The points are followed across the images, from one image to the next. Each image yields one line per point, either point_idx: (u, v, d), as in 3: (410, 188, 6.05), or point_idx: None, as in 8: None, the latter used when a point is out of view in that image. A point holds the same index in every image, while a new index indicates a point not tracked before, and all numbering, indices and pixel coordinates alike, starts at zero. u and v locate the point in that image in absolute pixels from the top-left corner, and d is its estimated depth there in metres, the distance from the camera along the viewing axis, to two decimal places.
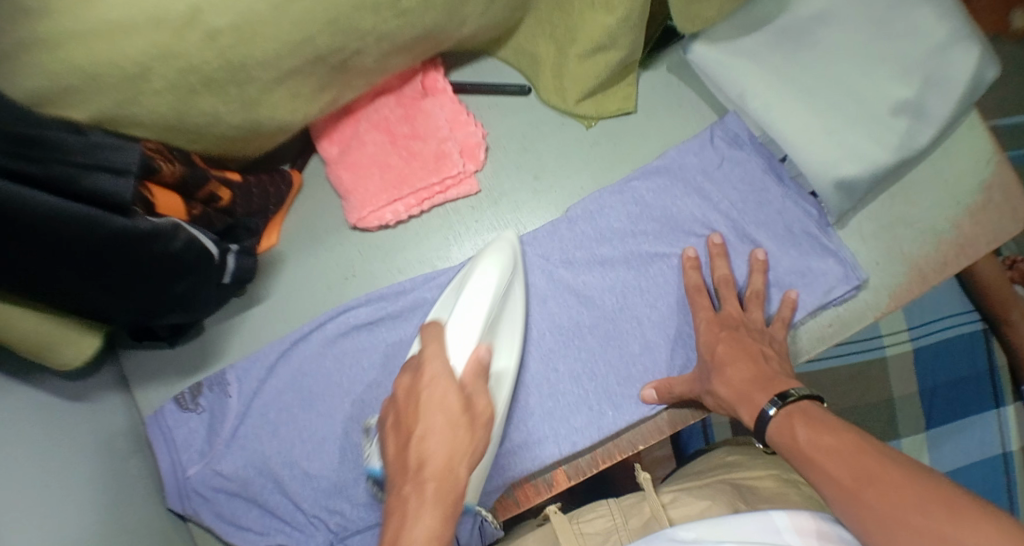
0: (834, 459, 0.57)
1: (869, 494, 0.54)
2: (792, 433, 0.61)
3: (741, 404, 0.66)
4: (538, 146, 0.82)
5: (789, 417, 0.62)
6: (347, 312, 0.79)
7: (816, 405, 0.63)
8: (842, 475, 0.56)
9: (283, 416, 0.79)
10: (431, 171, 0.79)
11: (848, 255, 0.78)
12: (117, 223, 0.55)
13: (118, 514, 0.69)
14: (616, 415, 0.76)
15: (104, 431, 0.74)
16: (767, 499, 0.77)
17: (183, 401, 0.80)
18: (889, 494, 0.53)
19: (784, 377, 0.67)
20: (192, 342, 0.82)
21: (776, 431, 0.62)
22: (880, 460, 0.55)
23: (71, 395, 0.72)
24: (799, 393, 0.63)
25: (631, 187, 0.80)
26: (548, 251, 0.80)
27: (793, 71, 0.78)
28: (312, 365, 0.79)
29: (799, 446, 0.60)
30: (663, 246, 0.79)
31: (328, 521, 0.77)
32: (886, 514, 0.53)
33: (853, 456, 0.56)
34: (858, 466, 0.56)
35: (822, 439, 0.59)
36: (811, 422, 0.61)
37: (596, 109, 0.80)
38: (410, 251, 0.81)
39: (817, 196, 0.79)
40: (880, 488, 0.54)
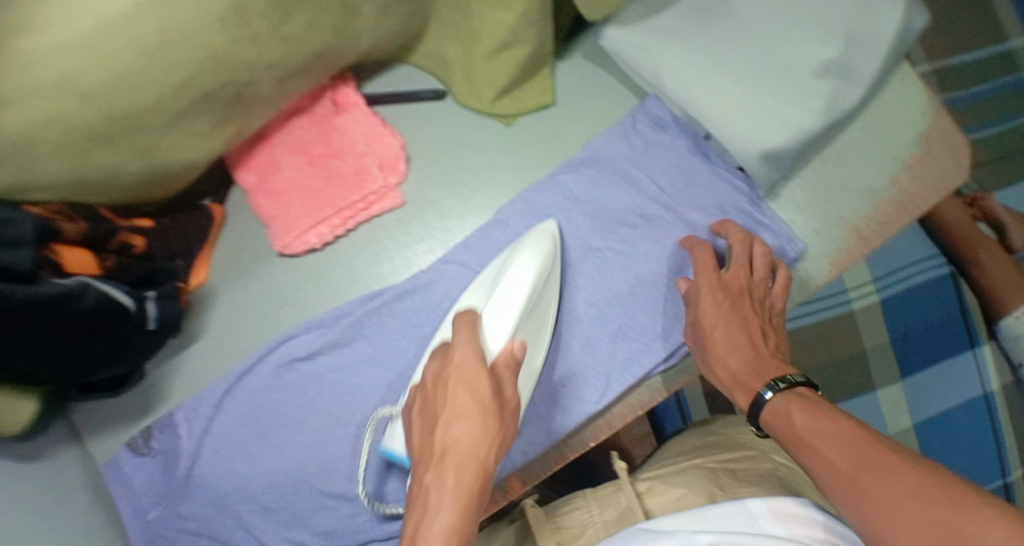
0: (829, 444, 0.58)
1: (863, 478, 0.54)
2: (789, 418, 0.62)
3: (736, 388, 0.68)
4: (460, 149, 0.79)
5: (787, 398, 0.64)
6: (289, 340, 0.78)
7: (811, 391, 0.65)
8: (839, 460, 0.56)
9: (235, 453, 0.78)
10: (352, 189, 0.77)
11: (782, 229, 0.77)
12: (24, 292, 0.54)
13: None
14: (564, 417, 0.74)
15: (60, 485, 0.73)
16: (745, 482, 0.75)
17: (135, 447, 0.79)
18: (884, 478, 0.53)
19: (779, 361, 0.69)
20: (136, 389, 0.80)
21: (772, 414, 0.64)
22: (878, 446, 0.56)
23: (26, 456, 0.70)
24: (795, 380, 0.65)
25: (559, 181, 0.78)
26: (484, 258, 0.77)
27: (708, 45, 0.76)
28: (260, 398, 0.78)
29: (796, 431, 0.61)
30: (597, 238, 0.77)
31: None
32: (882, 498, 0.53)
33: (849, 440, 0.57)
34: (856, 451, 0.56)
35: (817, 424, 0.60)
36: (809, 407, 0.62)
37: (514, 106, 0.78)
38: (341, 271, 0.79)
39: (745, 171, 0.77)
40: (875, 471, 0.54)
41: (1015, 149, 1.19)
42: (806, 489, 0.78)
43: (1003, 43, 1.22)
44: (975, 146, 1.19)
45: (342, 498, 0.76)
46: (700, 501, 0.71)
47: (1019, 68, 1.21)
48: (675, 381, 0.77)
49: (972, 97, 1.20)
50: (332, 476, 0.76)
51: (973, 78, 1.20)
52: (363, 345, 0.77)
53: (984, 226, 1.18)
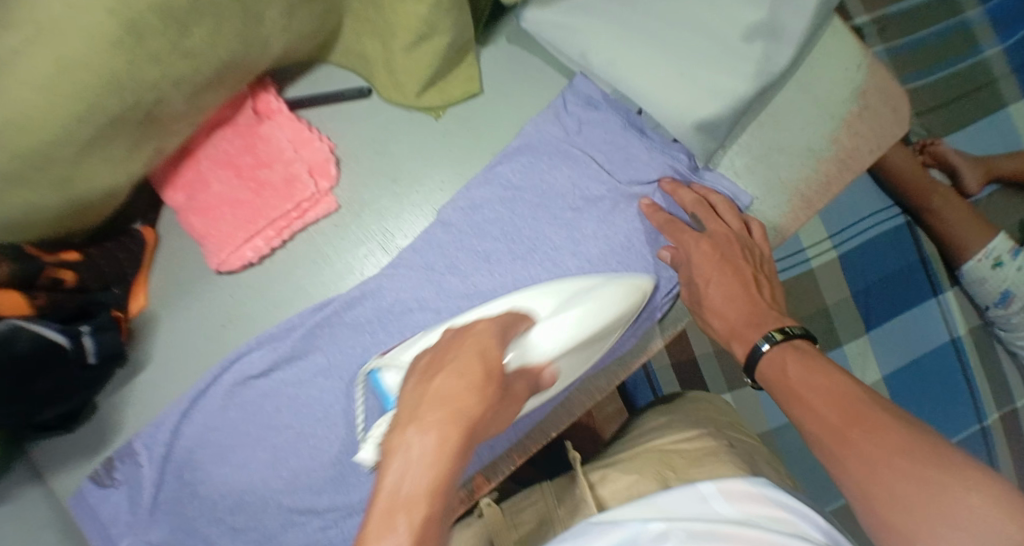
0: (822, 399, 0.60)
1: (855, 435, 0.57)
2: (783, 371, 0.64)
3: (735, 339, 0.71)
4: (390, 146, 0.78)
5: (783, 351, 0.66)
6: (241, 359, 0.76)
7: (810, 343, 0.66)
8: (828, 413, 0.59)
9: (196, 476, 0.76)
10: (284, 199, 0.75)
11: (726, 186, 0.77)
12: None
13: None
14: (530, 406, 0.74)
15: (26, 527, 0.70)
16: (696, 462, 0.76)
17: (98, 478, 0.76)
18: (874, 439, 0.56)
19: (778, 312, 0.70)
20: (88, 422, 0.77)
21: (768, 364, 0.66)
22: (871, 407, 0.58)
23: None
24: (797, 331, 0.67)
25: (496, 172, 0.76)
26: (431, 260, 0.75)
27: (630, 18, 0.74)
28: (217, 421, 0.76)
29: (789, 382, 0.63)
30: (545, 224, 0.76)
31: None
32: (874, 459, 0.55)
33: (839, 397, 0.59)
34: (847, 409, 0.58)
35: (810, 378, 0.62)
36: (804, 360, 0.64)
37: (440, 97, 0.76)
38: (282, 283, 0.77)
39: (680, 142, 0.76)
40: (864, 428, 0.56)
41: (959, 92, 1.19)
42: (762, 466, 0.79)
43: None
44: (918, 92, 1.19)
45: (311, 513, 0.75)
46: (653, 486, 0.72)
47: (957, 10, 1.21)
48: (629, 362, 0.77)
49: (912, 43, 1.20)
50: (298, 494, 0.75)
51: (911, 25, 1.20)
52: (315, 357, 0.75)
53: (935, 172, 1.18)
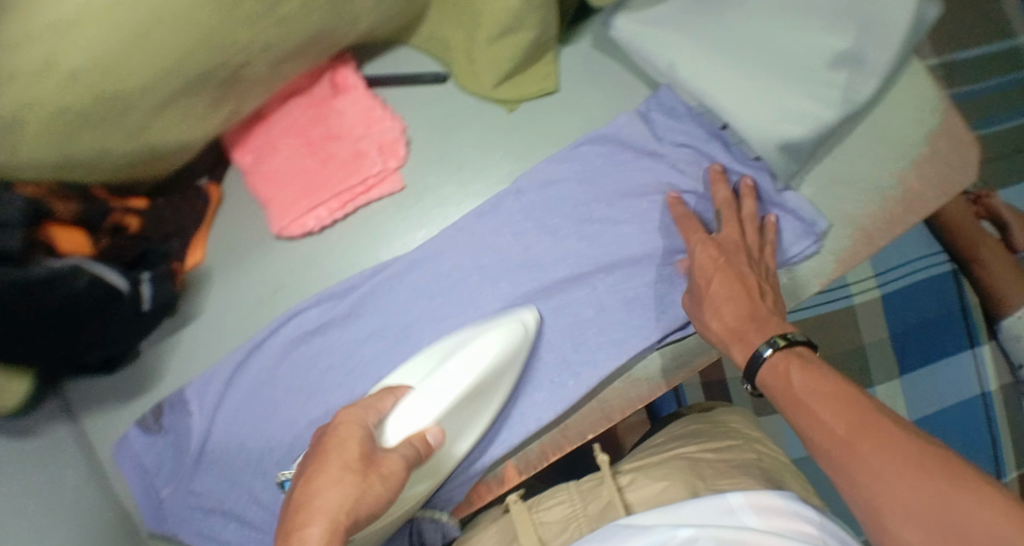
0: (833, 410, 0.55)
1: (867, 448, 0.51)
2: (787, 378, 0.59)
3: (734, 342, 0.66)
4: (457, 134, 0.77)
5: (783, 354, 0.61)
6: (299, 315, 0.76)
7: (810, 351, 0.62)
8: (836, 423, 0.54)
9: (247, 428, 0.76)
10: (351, 173, 0.75)
11: (806, 211, 0.75)
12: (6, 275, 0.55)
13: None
14: (576, 384, 0.72)
15: (57, 464, 0.72)
16: (725, 475, 0.75)
17: (146, 424, 0.77)
18: (884, 448, 0.51)
19: (778, 317, 0.65)
20: (130, 368, 0.78)
21: (771, 371, 0.61)
22: (883, 418, 0.53)
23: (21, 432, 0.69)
24: (796, 338, 0.62)
25: (580, 152, 0.75)
26: (500, 224, 0.74)
27: (715, 35, 0.75)
28: (270, 374, 0.76)
29: (793, 390, 0.58)
30: (616, 212, 0.74)
31: None
32: (884, 472, 0.50)
33: (849, 407, 0.54)
34: (861, 420, 0.53)
35: (818, 385, 0.57)
36: (811, 366, 0.59)
37: (515, 91, 0.75)
38: (337, 256, 0.77)
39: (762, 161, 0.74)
40: (874, 438, 0.51)
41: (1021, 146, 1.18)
42: (787, 480, 0.78)
43: (1012, 37, 1.20)
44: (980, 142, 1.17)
45: None
46: (681, 495, 0.71)
47: None
48: (674, 374, 0.74)
49: (978, 91, 1.19)
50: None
51: (976, 74, 1.19)
52: (376, 315, 0.75)
53: (986, 224, 1.17)
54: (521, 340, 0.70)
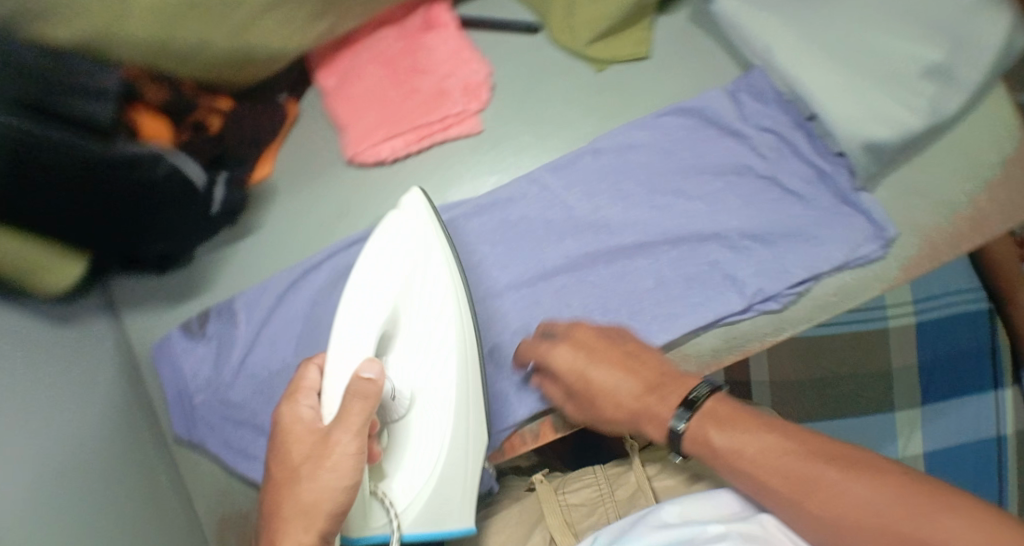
0: (759, 469, 0.57)
1: (806, 498, 0.54)
2: (708, 441, 0.60)
3: (643, 422, 0.64)
4: (542, 86, 0.76)
5: (699, 414, 0.61)
6: (361, 242, 0.75)
7: (721, 395, 0.62)
8: (772, 481, 0.56)
9: (293, 347, 0.76)
10: (430, 110, 0.74)
11: (878, 212, 0.73)
12: (90, 148, 0.55)
13: (111, 435, 0.67)
14: None
15: (95, 352, 0.71)
16: None
17: (189, 329, 0.76)
18: (838, 497, 0.53)
19: (682, 374, 0.65)
20: (181, 271, 0.78)
21: (692, 439, 0.61)
22: (812, 456, 0.56)
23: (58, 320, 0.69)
24: (701, 394, 0.62)
25: (662, 122, 0.74)
26: (572, 182, 0.73)
27: (814, 26, 0.75)
28: (323, 298, 0.76)
29: (720, 452, 0.59)
30: (692, 188, 0.73)
31: None
32: (829, 515, 0.53)
33: (780, 463, 0.56)
34: (789, 470, 0.56)
35: (741, 442, 0.58)
36: (727, 422, 0.60)
37: (608, 52, 0.75)
38: (405, 192, 0.76)
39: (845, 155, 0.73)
40: (819, 493, 0.54)
41: None
42: None
43: None
44: None
45: None
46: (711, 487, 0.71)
47: None
48: (723, 356, 0.73)
49: None
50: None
51: None
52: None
53: None
54: (426, 212, 0.66)
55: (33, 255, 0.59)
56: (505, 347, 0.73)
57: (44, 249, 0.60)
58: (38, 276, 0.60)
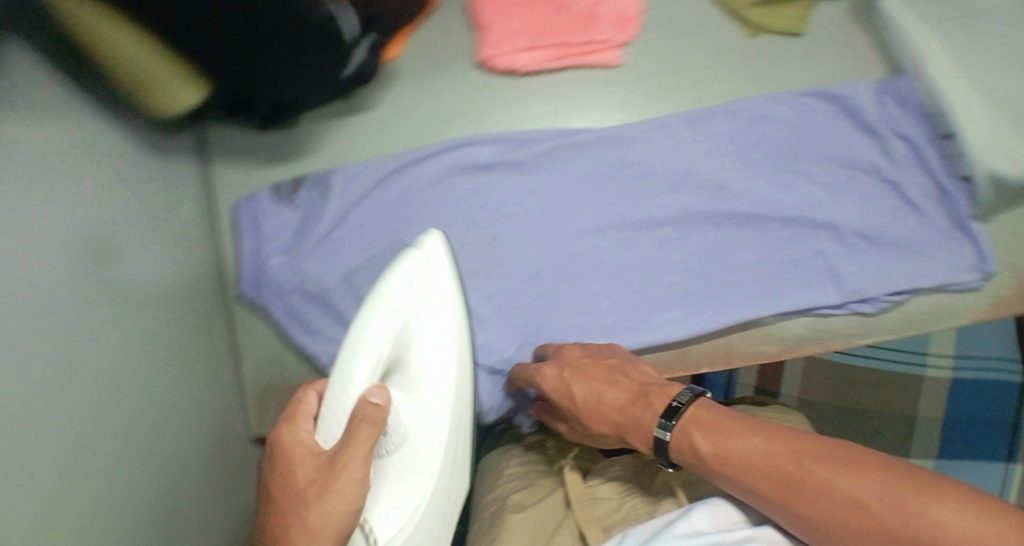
0: (743, 475, 0.53)
1: (793, 500, 0.50)
2: (694, 451, 0.56)
3: (630, 431, 0.61)
4: (689, 36, 0.74)
5: (687, 426, 0.57)
6: (473, 146, 0.73)
7: (709, 402, 0.59)
8: (761, 483, 0.52)
9: (379, 234, 0.75)
10: (577, 31, 0.71)
11: (986, 244, 0.73)
12: None
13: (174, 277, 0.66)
14: (714, 315, 0.71)
15: (178, 193, 0.70)
16: None
17: (280, 193, 0.76)
18: (822, 489, 0.49)
19: (659, 383, 0.62)
20: (282, 133, 0.77)
21: (677, 452, 0.57)
22: (796, 453, 0.52)
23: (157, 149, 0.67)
24: (685, 402, 0.59)
25: (802, 102, 0.73)
26: (700, 137, 0.72)
27: (970, 50, 0.75)
28: (421, 193, 0.74)
29: (706, 462, 0.55)
30: (815, 171, 0.72)
31: None
32: (816, 518, 0.49)
33: (766, 464, 0.53)
34: (770, 468, 0.52)
35: (724, 449, 0.55)
36: (712, 432, 0.56)
37: (765, 19, 0.73)
38: (529, 107, 0.74)
39: (970, 181, 0.73)
40: (805, 491, 0.50)
41: None
42: None
43: None
44: None
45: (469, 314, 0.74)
46: None
47: None
48: (804, 345, 0.72)
49: None
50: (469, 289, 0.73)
51: None
52: (543, 176, 0.73)
53: None
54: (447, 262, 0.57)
55: (142, 63, 0.56)
56: (591, 284, 0.72)
57: (162, 61, 0.57)
58: (148, 86, 0.58)
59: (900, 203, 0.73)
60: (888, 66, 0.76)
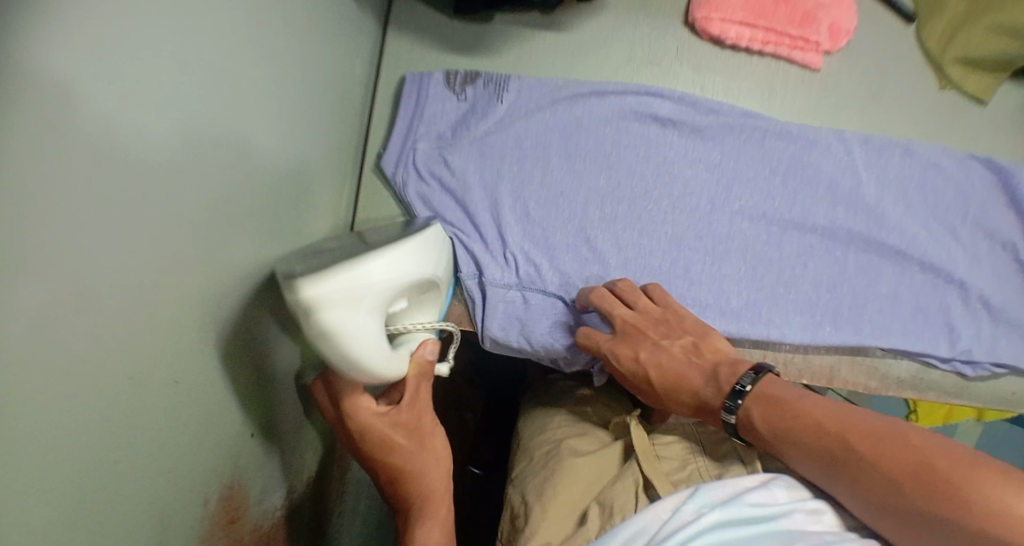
0: (797, 449, 0.55)
1: (839, 470, 0.53)
2: (753, 428, 0.57)
3: (706, 414, 0.61)
4: (887, 66, 0.77)
5: (749, 402, 0.58)
6: (656, 99, 0.74)
7: (768, 383, 0.59)
8: (814, 460, 0.55)
9: (534, 150, 0.73)
10: (792, 25, 0.74)
11: None
12: None
13: (309, 111, 0.65)
14: (833, 333, 0.70)
15: (347, 43, 0.70)
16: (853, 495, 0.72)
17: (451, 81, 0.75)
18: (874, 470, 0.51)
19: (728, 361, 0.62)
20: (473, 26, 0.77)
21: (742, 432, 0.59)
22: (853, 435, 0.53)
23: None
24: (745, 382, 0.59)
25: (970, 163, 0.75)
26: (869, 161, 0.74)
27: None
28: (592, 125, 0.74)
29: (762, 437, 0.57)
30: (960, 228, 0.74)
31: (522, 267, 0.71)
32: (861, 488, 0.52)
33: (823, 441, 0.54)
34: (824, 444, 0.54)
35: (778, 428, 0.56)
36: (772, 412, 0.57)
37: (961, 75, 0.77)
38: (721, 79, 0.75)
39: None
40: (854, 470, 0.52)
41: None
42: None
43: None
44: None
45: (599, 257, 0.71)
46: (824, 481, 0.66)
47: None
48: (902, 388, 0.73)
49: None
50: (607, 233, 0.72)
51: None
52: (712, 148, 0.73)
53: None
54: (320, 286, 0.53)
55: None
56: (726, 267, 0.72)
57: None
58: None
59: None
60: None
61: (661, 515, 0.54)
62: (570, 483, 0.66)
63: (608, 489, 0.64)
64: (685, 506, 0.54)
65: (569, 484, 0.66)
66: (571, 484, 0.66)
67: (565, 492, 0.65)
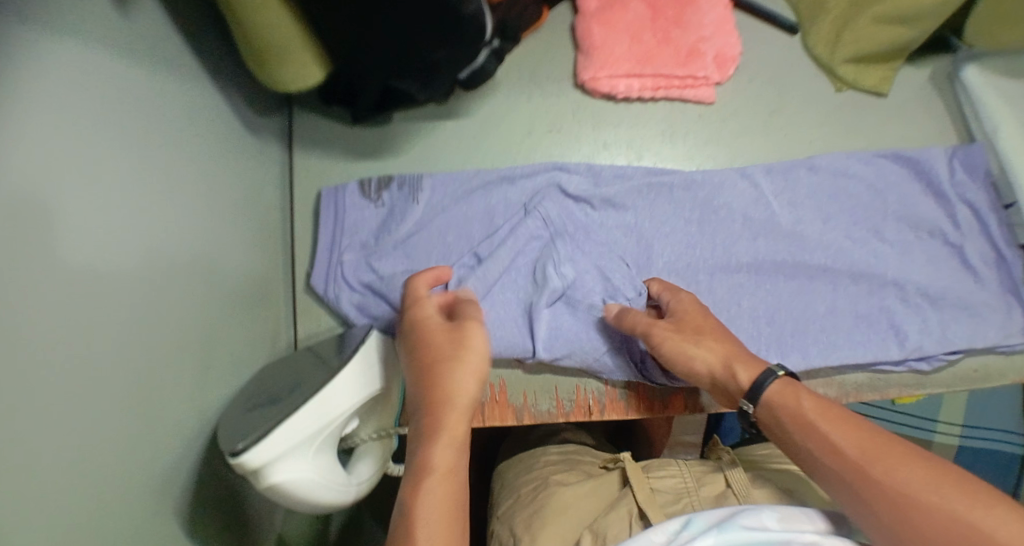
0: (830, 434, 0.51)
1: (871, 468, 0.48)
2: (797, 401, 0.54)
3: (736, 363, 0.59)
4: (781, 82, 0.79)
5: (803, 388, 0.55)
6: (565, 172, 0.75)
7: None
8: (847, 451, 0.50)
9: (456, 243, 0.74)
10: (679, 65, 0.76)
11: None
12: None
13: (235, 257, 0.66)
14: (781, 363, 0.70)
15: (258, 179, 0.71)
16: None
17: (366, 188, 0.76)
18: (913, 479, 0.47)
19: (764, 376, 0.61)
20: (375, 128, 0.79)
21: (781, 396, 0.55)
22: (900, 445, 0.49)
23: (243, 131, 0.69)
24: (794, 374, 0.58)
25: (878, 162, 0.76)
26: (779, 188, 0.75)
27: None
28: (507, 209, 0.75)
29: (801, 411, 0.53)
30: (884, 226, 0.75)
31: None
32: (886, 493, 0.47)
33: (862, 439, 0.50)
34: (864, 441, 0.50)
35: (823, 412, 0.52)
36: (822, 399, 0.54)
37: (855, 74, 0.78)
38: (622, 129, 0.77)
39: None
40: (890, 473, 0.47)
41: None
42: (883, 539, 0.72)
43: None
44: None
45: None
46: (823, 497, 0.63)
47: None
48: (863, 394, 0.73)
49: None
50: None
51: None
52: (626, 210, 0.75)
53: None
54: (257, 457, 0.53)
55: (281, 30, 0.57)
56: None
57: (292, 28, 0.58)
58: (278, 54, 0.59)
59: (962, 264, 0.74)
60: (961, 136, 0.78)
61: (653, 539, 0.52)
62: (558, 517, 0.63)
63: (601, 518, 0.62)
64: (680, 534, 0.52)
65: (557, 525, 0.63)
66: (560, 518, 0.63)
67: (555, 525, 0.63)
